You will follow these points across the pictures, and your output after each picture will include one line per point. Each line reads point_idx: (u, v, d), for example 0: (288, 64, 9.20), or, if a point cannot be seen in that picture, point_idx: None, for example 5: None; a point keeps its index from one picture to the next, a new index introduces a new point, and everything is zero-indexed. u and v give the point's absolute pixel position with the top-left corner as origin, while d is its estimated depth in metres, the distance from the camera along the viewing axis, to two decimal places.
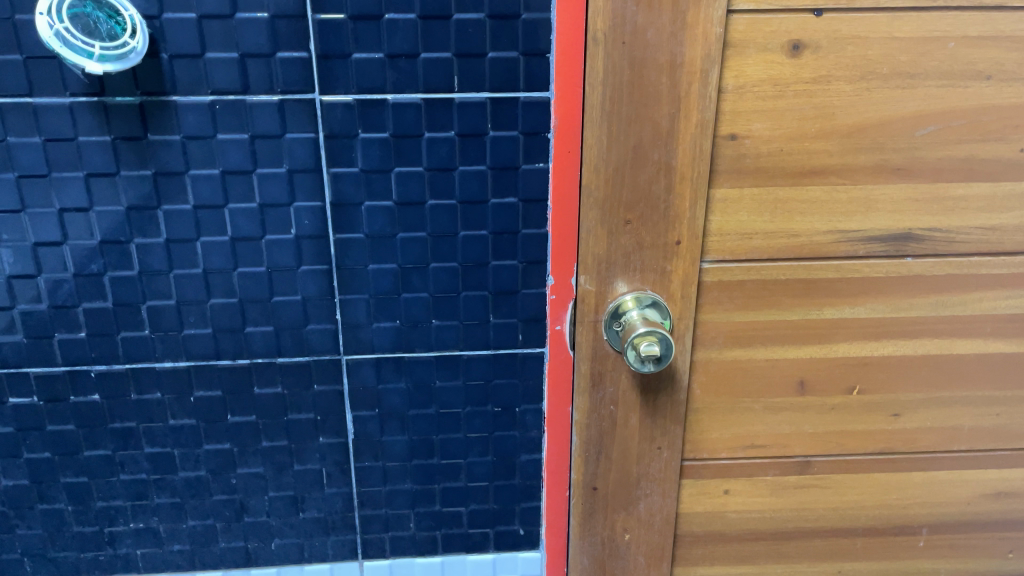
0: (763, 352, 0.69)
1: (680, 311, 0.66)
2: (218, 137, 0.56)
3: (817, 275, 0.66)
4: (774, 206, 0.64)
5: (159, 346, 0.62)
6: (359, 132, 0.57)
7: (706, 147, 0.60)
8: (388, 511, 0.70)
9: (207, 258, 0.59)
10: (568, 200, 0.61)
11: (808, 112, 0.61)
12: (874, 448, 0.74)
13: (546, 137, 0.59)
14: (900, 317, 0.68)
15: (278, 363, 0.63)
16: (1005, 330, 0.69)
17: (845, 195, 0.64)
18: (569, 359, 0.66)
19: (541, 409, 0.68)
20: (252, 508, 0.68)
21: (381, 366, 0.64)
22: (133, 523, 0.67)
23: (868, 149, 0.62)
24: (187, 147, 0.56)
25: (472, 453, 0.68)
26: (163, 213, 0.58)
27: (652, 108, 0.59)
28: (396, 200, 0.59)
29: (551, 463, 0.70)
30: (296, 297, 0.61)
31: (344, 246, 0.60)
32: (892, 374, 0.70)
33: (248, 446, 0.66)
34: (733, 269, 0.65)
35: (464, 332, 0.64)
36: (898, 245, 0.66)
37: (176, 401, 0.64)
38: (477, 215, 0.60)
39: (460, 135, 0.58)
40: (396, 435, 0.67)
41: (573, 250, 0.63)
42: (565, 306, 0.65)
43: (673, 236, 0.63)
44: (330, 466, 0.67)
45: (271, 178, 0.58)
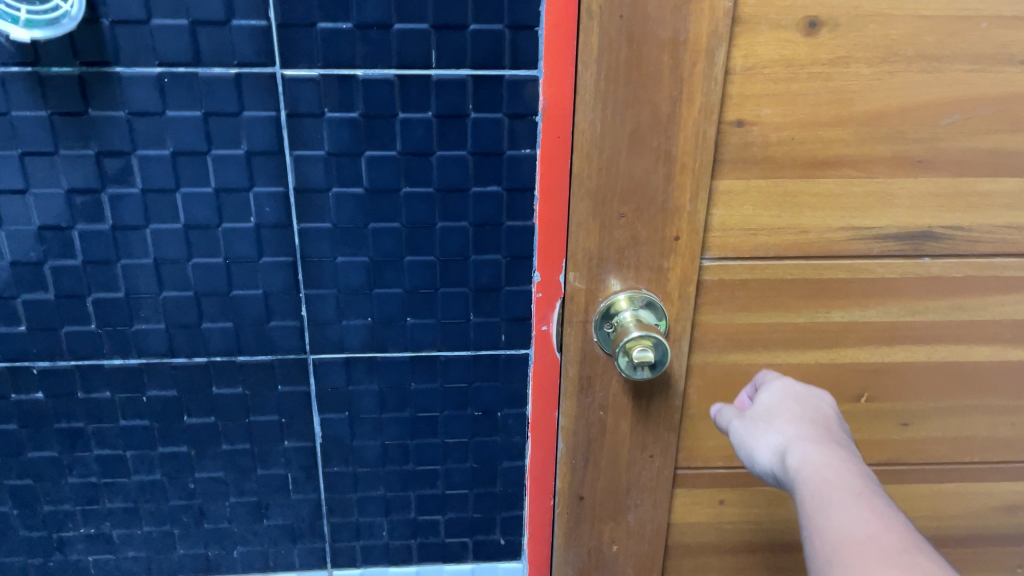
0: (765, 357, 0.64)
1: (677, 312, 0.61)
2: (168, 114, 0.51)
3: (825, 274, 0.61)
4: (782, 200, 0.58)
5: (108, 341, 0.56)
6: (325, 110, 0.51)
7: (709, 134, 0.55)
8: (359, 519, 0.65)
9: (158, 246, 0.54)
10: (557, 190, 0.55)
11: (824, 96, 0.55)
12: (880, 458, 0.69)
13: (533, 120, 0.53)
14: (913, 321, 0.63)
15: (238, 361, 0.58)
16: None
17: (861, 188, 0.58)
18: (556, 361, 0.61)
19: (524, 414, 0.63)
20: (212, 514, 0.63)
21: (351, 366, 0.59)
22: (84, 528, 0.63)
23: (888, 139, 0.57)
24: (133, 124, 0.51)
25: (450, 459, 0.64)
26: (108, 197, 0.52)
27: (652, 90, 0.53)
28: (368, 187, 0.54)
29: (535, 471, 0.65)
30: (257, 291, 0.56)
31: (310, 236, 0.55)
32: (902, 380, 0.66)
33: (207, 449, 0.61)
34: (736, 267, 0.60)
35: (442, 331, 0.59)
36: (915, 244, 0.61)
37: (126, 400, 0.58)
38: (457, 205, 0.55)
39: (438, 117, 0.52)
40: (367, 439, 0.62)
41: (561, 244, 0.57)
42: (552, 304, 0.59)
43: (671, 230, 0.58)
44: (297, 471, 0.62)
45: (228, 160, 0.52)
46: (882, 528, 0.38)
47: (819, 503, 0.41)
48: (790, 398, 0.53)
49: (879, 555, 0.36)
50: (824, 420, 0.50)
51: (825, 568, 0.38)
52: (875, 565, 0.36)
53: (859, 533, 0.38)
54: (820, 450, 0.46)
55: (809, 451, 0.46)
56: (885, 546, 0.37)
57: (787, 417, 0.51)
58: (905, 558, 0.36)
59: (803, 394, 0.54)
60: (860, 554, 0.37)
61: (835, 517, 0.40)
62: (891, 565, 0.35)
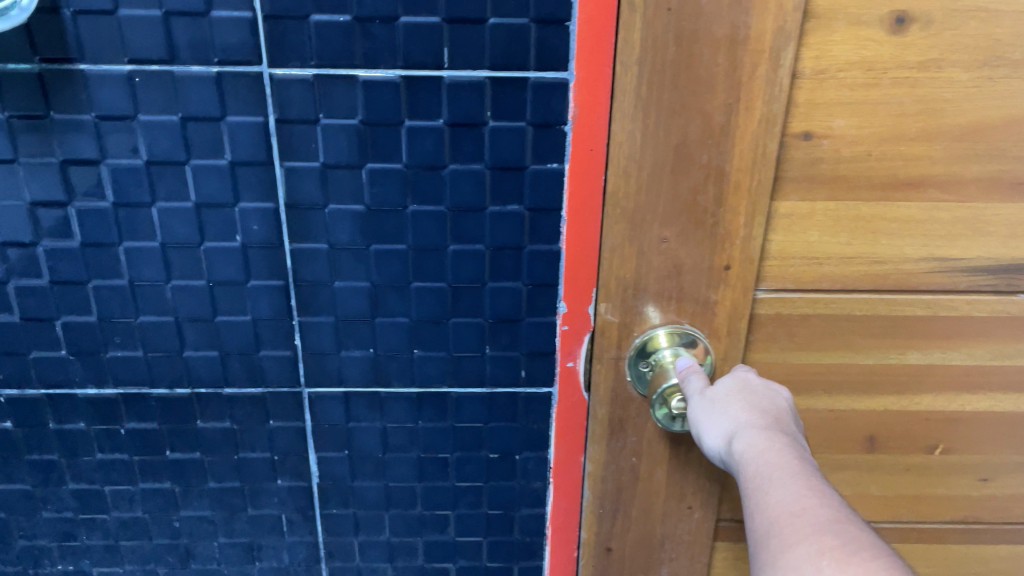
0: (826, 402, 0.55)
1: (724, 351, 0.53)
2: (141, 118, 0.44)
3: (901, 311, 0.52)
4: (854, 225, 0.50)
5: (80, 368, 0.51)
6: (320, 116, 0.45)
7: (770, 148, 0.46)
8: (361, 564, 0.59)
9: (133, 266, 0.48)
10: (588, 210, 0.48)
11: (909, 106, 0.46)
12: (953, 516, 0.60)
13: (562, 130, 0.46)
14: (1001, 366, 0.54)
15: (225, 394, 0.52)
16: None
17: (948, 214, 0.49)
18: (583, 402, 0.54)
19: (545, 457, 0.55)
20: (199, 554, 0.57)
21: (352, 401, 0.53)
22: (61, 564, 0.57)
23: (984, 157, 0.48)
24: (102, 130, 0.45)
25: (462, 505, 0.57)
26: (76, 211, 0.47)
27: (704, 96, 0.45)
28: (370, 205, 0.47)
29: (557, 519, 0.58)
30: (245, 318, 0.50)
31: (304, 257, 0.48)
32: (984, 432, 0.57)
33: (192, 486, 0.55)
34: (796, 301, 0.52)
35: (454, 366, 0.52)
36: (1009, 279, 0.52)
37: (103, 432, 0.53)
38: (471, 225, 0.48)
39: (451, 125, 0.45)
40: (369, 480, 0.55)
41: (592, 272, 0.50)
42: (580, 338, 0.52)
43: (721, 258, 0.50)
44: (291, 512, 0.56)
45: (209, 171, 0.46)
46: (818, 499, 0.35)
47: (757, 481, 0.38)
48: (745, 379, 0.47)
49: (811, 525, 0.34)
50: (770, 400, 0.45)
51: (762, 544, 0.35)
52: (810, 538, 0.33)
53: (795, 506, 0.35)
54: (763, 431, 0.41)
55: (751, 433, 0.42)
56: (820, 517, 0.34)
57: (737, 398, 0.45)
58: (839, 528, 0.33)
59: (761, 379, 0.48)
60: (795, 526, 0.34)
61: (772, 494, 0.36)
62: (822, 533, 0.33)
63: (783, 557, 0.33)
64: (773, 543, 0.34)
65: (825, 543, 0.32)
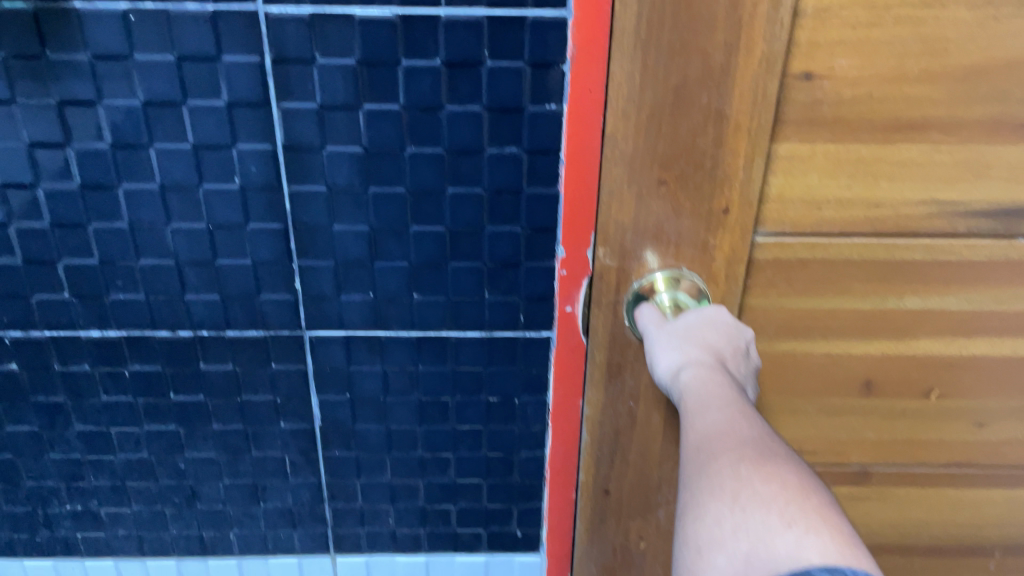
0: (823, 346, 0.56)
1: (722, 295, 0.53)
2: (136, 58, 0.44)
3: (900, 256, 0.52)
4: (854, 168, 0.49)
5: (83, 311, 0.51)
6: (316, 56, 0.44)
7: (770, 90, 0.46)
8: (363, 505, 0.60)
9: (133, 209, 0.48)
10: (586, 153, 0.48)
11: (913, 46, 0.46)
12: (949, 461, 0.61)
13: (560, 70, 0.46)
14: (1000, 311, 0.55)
15: (227, 337, 0.53)
16: None
17: (949, 157, 0.49)
18: (581, 347, 0.54)
19: (543, 401, 0.56)
20: (205, 495, 0.59)
21: (352, 345, 0.53)
22: (70, 505, 0.59)
23: (988, 99, 0.48)
24: (97, 70, 0.44)
25: (462, 447, 0.58)
26: (75, 152, 0.47)
27: (704, 36, 0.44)
28: (367, 146, 0.47)
29: (555, 462, 0.58)
30: (245, 262, 0.50)
31: (303, 200, 0.48)
32: (981, 377, 0.57)
33: (196, 428, 0.56)
34: (794, 245, 0.52)
35: (453, 310, 0.52)
36: (1009, 222, 0.52)
37: (107, 375, 0.54)
38: (470, 168, 0.48)
39: (448, 65, 0.45)
40: (371, 423, 0.56)
41: (590, 216, 0.50)
42: (578, 283, 0.52)
43: (719, 202, 0.49)
44: (295, 454, 0.57)
45: (206, 112, 0.46)
46: (746, 423, 0.36)
47: (694, 409, 0.38)
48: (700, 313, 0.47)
49: (735, 442, 0.34)
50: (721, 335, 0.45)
51: (688, 461, 0.35)
52: (731, 450, 0.34)
53: (723, 425, 0.36)
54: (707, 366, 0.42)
55: (696, 366, 0.42)
56: (744, 435, 0.35)
57: (688, 332, 0.45)
58: (760, 444, 0.34)
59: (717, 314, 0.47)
60: (720, 442, 0.35)
61: (704, 417, 0.37)
62: (743, 448, 0.34)
63: (705, 468, 0.34)
64: (698, 455, 0.35)
65: (744, 453, 0.33)
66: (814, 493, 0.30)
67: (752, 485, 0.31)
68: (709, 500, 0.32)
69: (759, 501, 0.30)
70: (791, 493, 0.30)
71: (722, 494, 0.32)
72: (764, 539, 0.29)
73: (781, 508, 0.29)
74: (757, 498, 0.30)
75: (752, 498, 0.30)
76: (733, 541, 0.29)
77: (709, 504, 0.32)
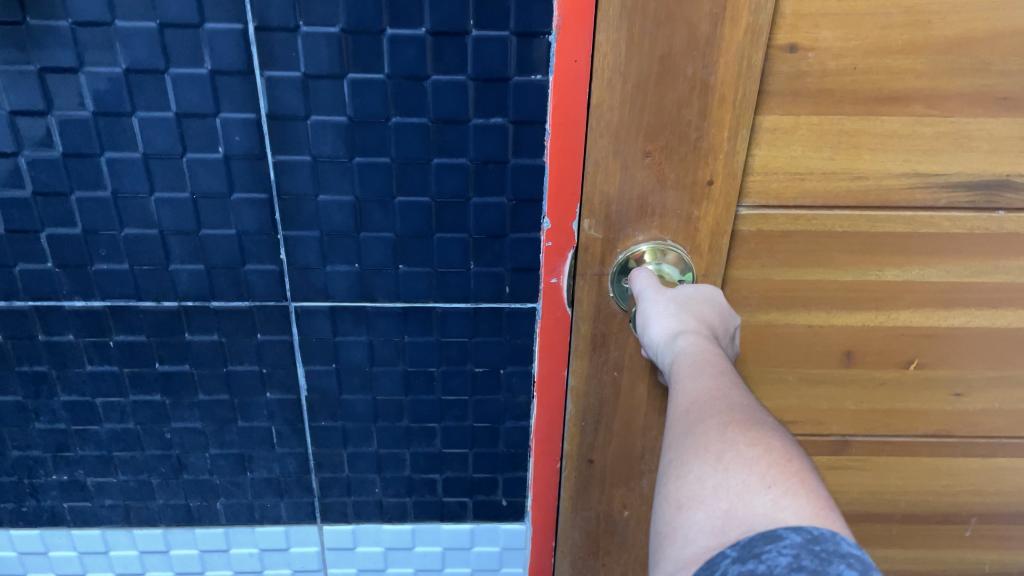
0: (805, 318, 0.56)
1: (706, 267, 0.53)
2: (118, 25, 0.44)
3: (881, 228, 0.53)
4: (837, 140, 0.50)
5: (66, 281, 0.51)
6: (301, 24, 0.44)
7: (756, 61, 0.46)
8: (350, 475, 0.60)
9: (115, 178, 0.48)
10: (572, 123, 0.48)
11: (896, 18, 0.46)
12: (927, 430, 0.62)
13: (546, 40, 0.45)
14: (978, 282, 0.56)
15: (212, 307, 0.52)
16: None
17: (931, 129, 0.50)
18: (566, 318, 0.54)
19: (529, 372, 0.56)
20: (192, 465, 0.59)
21: (338, 315, 0.53)
22: (56, 475, 0.59)
23: (969, 72, 0.48)
24: (78, 36, 0.44)
25: (448, 417, 0.58)
26: (56, 120, 0.46)
27: (690, 6, 0.44)
28: (352, 115, 0.47)
29: (541, 432, 0.59)
30: (229, 232, 0.50)
31: (288, 170, 0.48)
32: (959, 348, 0.58)
33: (182, 398, 0.56)
34: (778, 217, 0.52)
35: (439, 281, 0.52)
36: (989, 195, 0.53)
37: (92, 345, 0.54)
38: (455, 138, 0.48)
39: (434, 34, 0.45)
40: (357, 393, 0.57)
41: (575, 187, 0.50)
42: (564, 254, 0.52)
43: (704, 173, 0.50)
44: (281, 424, 0.57)
45: (189, 80, 0.45)
46: (734, 386, 0.36)
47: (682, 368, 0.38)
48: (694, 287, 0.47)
49: (723, 402, 0.34)
50: (712, 306, 0.45)
51: (673, 418, 0.35)
52: (719, 411, 0.34)
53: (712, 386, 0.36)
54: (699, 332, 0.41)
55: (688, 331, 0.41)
56: (732, 397, 0.35)
57: (681, 300, 0.45)
58: (747, 409, 0.34)
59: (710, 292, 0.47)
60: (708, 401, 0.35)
61: (693, 377, 0.37)
62: (730, 410, 0.34)
63: (692, 426, 0.34)
64: (684, 413, 0.35)
65: (732, 416, 0.33)
66: (796, 458, 0.31)
67: (736, 447, 0.32)
68: (693, 457, 0.32)
69: (742, 462, 0.31)
70: (775, 458, 0.31)
71: (706, 453, 0.32)
72: (745, 499, 0.29)
73: (763, 471, 0.30)
74: (740, 460, 0.31)
75: (736, 459, 0.31)
76: (713, 499, 0.30)
77: (692, 462, 0.32)
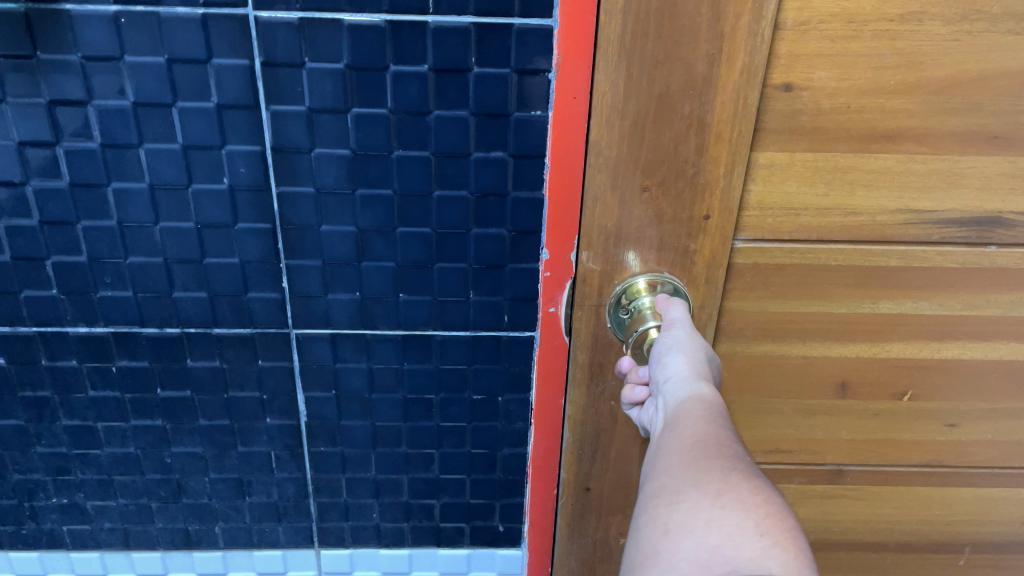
0: (800, 349, 0.57)
1: (702, 299, 0.54)
2: (128, 59, 0.45)
3: (875, 262, 0.54)
4: (831, 176, 0.51)
5: (71, 308, 0.52)
6: (306, 60, 0.45)
7: (752, 100, 0.47)
8: (348, 499, 0.60)
9: (121, 207, 0.49)
10: (571, 158, 0.48)
11: (889, 59, 0.47)
12: (921, 460, 0.63)
13: (546, 78, 0.46)
14: (971, 315, 0.56)
15: (214, 334, 0.53)
16: None
17: (923, 166, 0.51)
18: (564, 346, 0.55)
19: (526, 400, 0.57)
20: (191, 489, 0.59)
21: (338, 342, 0.54)
22: (56, 498, 0.59)
23: (961, 111, 0.49)
24: (88, 71, 0.45)
25: (446, 444, 0.58)
26: (64, 151, 0.47)
27: (687, 46, 0.45)
28: (355, 148, 0.48)
29: (538, 458, 0.59)
30: (233, 260, 0.51)
31: (291, 201, 0.49)
32: (952, 379, 0.59)
33: (183, 423, 0.57)
34: (773, 251, 0.53)
35: (438, 310, 0.53)
36: (981, 231, 0.54)
37: (95, 370, 0.54)
38: (456, 171, 0.48)
39: (436, 71, 0.46)
40: (356, 419, 0.57)
41: (574, 220, 0.50)
42: (562, 284, 0.53)
43: (701, 208, 0.51)
44: (280, 449, 0.58)
45: (196, 114, 0.46)
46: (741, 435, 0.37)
47: (694, 407, 0.39)
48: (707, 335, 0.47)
49: (731, 448, 0.35)
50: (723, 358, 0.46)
51: (677, 449, 0.37)
52: (727, 454, 0.35)
53: (721, 431, 0.37)
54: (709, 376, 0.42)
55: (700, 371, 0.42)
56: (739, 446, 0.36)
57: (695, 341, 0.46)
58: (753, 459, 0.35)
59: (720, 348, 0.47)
60: (717, 443, 0.36)
61: (703, 418, 0.38)
62: (737, 457, 0.35)
63: (697, 461, 0.35)
64: (688, 448, 0.36)
65: (738, 462, 0.34)
66: (793, 515, 0.31)
67: (737, 490, 0.32)
68: (692, 489, 0.34)
69: (740, 506, 0.31)
70: (773, 508, 0.31)
71: (707, 489, 0.33)
72: (736, 541, 0.30)
73: (758, 519, 0.31)
74: (738, 503, 0.32)
75: (734, 500, 0.32)
76: (704, 532, 0.32)
77: (690, 494, 0.33)
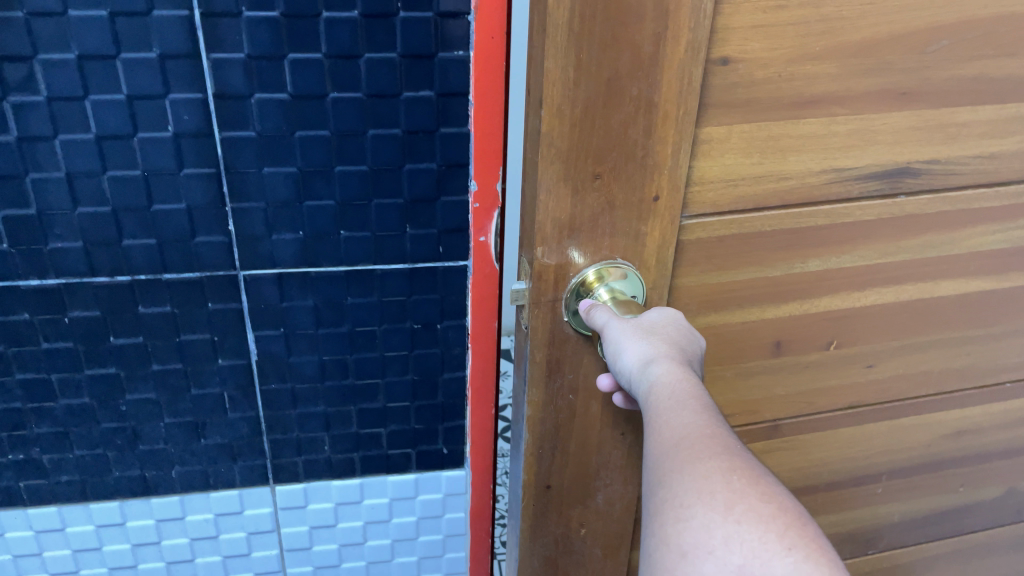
0: (739, 315, 0.59)
1: (652, 279, 0.54)
2: (71, 14, 0.47)
3: (805, 223, 0.56)
4: (764, 146, 0.52)
5: (20, 262, 0.55)
6: (244, 8, 0.48)
7: (694, 77, 0.47)
8: (300, 435, 0.65)
9: (68, 158, 0.52)
10: (490, 97, 0.54)
11: (814, 25, 0.48)
12: (845, 402, 0.67)
13: (467, 19, 0.51)
14: (885, 262, 0.60)
15: (164, 279, 0.57)
16: (987, 267, 0.63)
17: (844, 127, 0.53)
18: (495, 274, 0.60)
19: (462, 325, 0.62)
20: (146, 435, 0.63)
21: (284, 281, 0.58)
22: (13, 454, 0.63)
23: (876, 71, 0.51)
24: (32, 25, 0.47)
25: (390, 372, 0.64)
26: (10, 105, 0.49)
27: (634, 27, 0.44)
28: (293, 93, 0.51)
29: (474, 381, 0.65)
30: (179, 206, 0.54)
31: (234, 146, 0.52)
32: (870, 324, 0.63)
33: (136, 370, 0.60)
34: (714, 224, 0.54)
35: (377, 245, 0.58)
36: (893, 181, 0.57)
37: (47, 322, 0.57)
38: (387, 110, 0.53)
39: (365, 15, 0.50)
40: (305, 355, 0.62)
41: (497, 153, 0.56)
42: (490, 214, 0.58)
43: (650, 190, 0.51)
44: (232, 389, 0.62)
45: (139, 64, 0.49)
46: (722, 427, 0.38)
47: (668, 402, 0.40)
48: (664, 317, 0.48)
49: (722, 448, 0.36)
50: (684, 337, 0.46)
51: (665, 455, 0.37)
52: (721, 455, 0.36)
53: (705, 428, 0.37)
54: (674, 361, 0.43)
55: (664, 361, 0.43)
56: (726, 441, 0.37)
57: (652, 328, 0.46)
58: (744, 455, 0.36)
59: (684, 328, 0.47)
60: (705, 443, 0.36)
61: (683, 413, 0.38)
62: (731, 457, 0.36)
63: (691, 467, 0.36)
64: (677, 452, 0.37)
65: (735, 462, 0.35)
66: (808, 519, 0.34)
67: (748, 500, 0.34)
68: (697, 502, 0.34)
69: (756, 518, 0.33)
70: (790, 517, 0.33)
71: (714, 501, 0.34)
72: (764, 559, 0.32)
73: (780, 531, 0.33)
74: (752, 514, 0.33)
75: (749, 513, 0.33)
76: (724, 551, 0.33)
77: (697, 507, 0.34)
